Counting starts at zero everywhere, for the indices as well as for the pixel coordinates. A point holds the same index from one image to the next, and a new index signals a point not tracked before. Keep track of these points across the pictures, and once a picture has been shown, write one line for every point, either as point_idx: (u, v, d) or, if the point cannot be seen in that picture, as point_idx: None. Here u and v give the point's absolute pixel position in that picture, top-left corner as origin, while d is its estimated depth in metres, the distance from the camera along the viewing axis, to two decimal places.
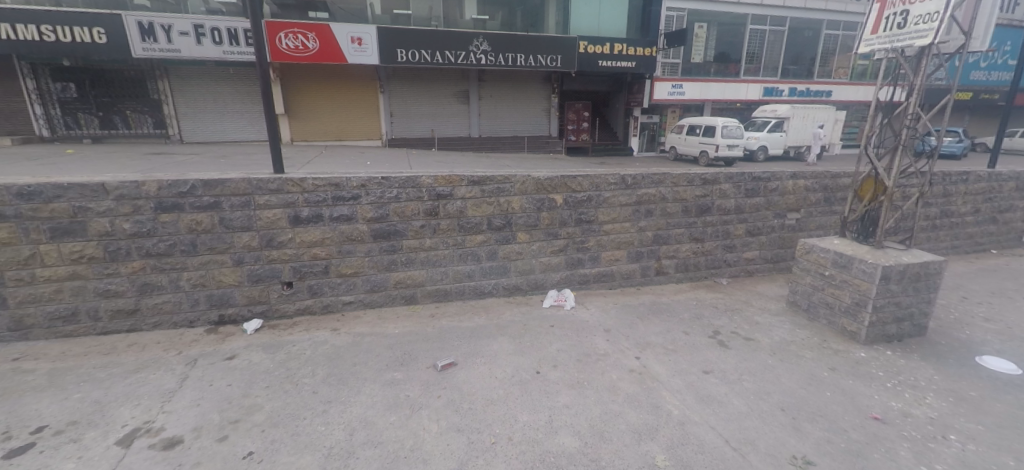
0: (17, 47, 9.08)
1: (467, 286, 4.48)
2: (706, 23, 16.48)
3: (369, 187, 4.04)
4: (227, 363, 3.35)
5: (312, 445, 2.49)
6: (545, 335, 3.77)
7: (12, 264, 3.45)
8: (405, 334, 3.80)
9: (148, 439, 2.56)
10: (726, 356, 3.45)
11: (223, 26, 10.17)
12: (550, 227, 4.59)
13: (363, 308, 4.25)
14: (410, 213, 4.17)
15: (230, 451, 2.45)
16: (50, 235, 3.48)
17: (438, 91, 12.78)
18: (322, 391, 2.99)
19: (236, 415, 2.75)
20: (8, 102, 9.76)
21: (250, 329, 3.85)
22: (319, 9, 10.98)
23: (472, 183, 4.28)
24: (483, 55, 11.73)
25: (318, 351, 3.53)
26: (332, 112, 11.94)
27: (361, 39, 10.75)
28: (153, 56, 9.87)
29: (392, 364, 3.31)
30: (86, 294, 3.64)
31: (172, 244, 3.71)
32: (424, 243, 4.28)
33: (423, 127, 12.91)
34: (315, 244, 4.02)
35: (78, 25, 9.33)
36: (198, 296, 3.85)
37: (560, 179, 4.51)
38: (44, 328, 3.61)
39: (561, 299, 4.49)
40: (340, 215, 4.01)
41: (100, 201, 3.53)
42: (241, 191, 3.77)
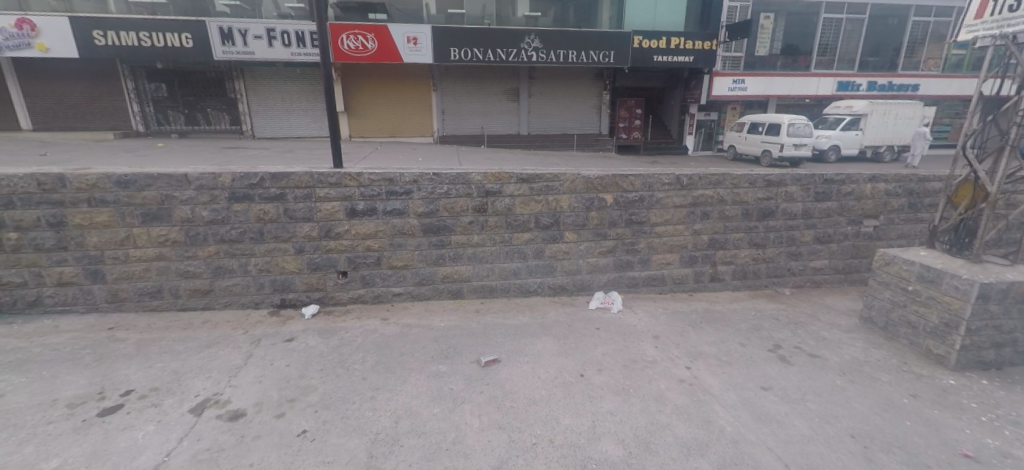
0: (119, 52, 10.12)
1: (513, 284, 4.47)
2: (774, 13, 15.51)
3: (421, 183, 4.11)
4: (286, 345, 3.55)
5: (359, 429, 2.57)
6: (590, 338, 3.68)
7: (111, 244, 3.85)
8: (450, 328, 3.85)
9: (217, 410, 2.75)
10: (787, 372, 3.20)
11: (292, 29, 10.77)
12: (599, 227, 4.48)
13: (411, 300, 4.36)
14: (459, 209, 4.22)
15: (287, 428, 2.58)
16: (142, 220, 3.84)
17: (488, 89, 12.88)
18: (371, 378, 3.09)
19: (293, 395, 2.90)
20: (111, 100, 10.92)
21: (308, 314, 4.06)
22: (378, 11, 11.42)
23: (521, 181, 4.25)
24: (535, 52, 11.64)
25: (369, 339, 3.66)
26: (387, 110, 12.35)
27: (416, 38, 11.03)
28: (231, 58, 10.63)
29: (437, 357, 3.37)
30: (169, 274, 3.98)
31: (243, 232, 3.98)
32: (472, 239, 4.31)
33: (474, 124, 13.07)
34: (368, 236, 4.16)
35: (169, 31, 10.24)
36: (263, 281, 4.11)
37: (611, 177, 4.38)
38: (134, 302, 3.99)
39: (607, 301, 4.38)
40: (393, 209, 4.13)
41: (182, 190, 3.84)
42: (304, 184, 3.97)
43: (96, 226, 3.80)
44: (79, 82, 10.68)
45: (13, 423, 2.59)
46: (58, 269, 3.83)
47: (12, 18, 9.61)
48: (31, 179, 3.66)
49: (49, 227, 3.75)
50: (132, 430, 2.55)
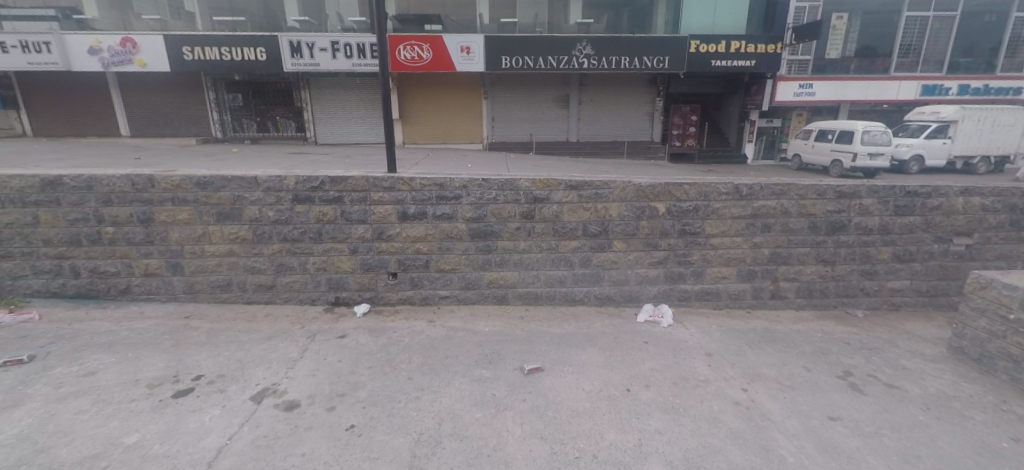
0: (203, 65, 11.11)
1: (558, 292, 4.42)
2: (848, 12, 14.60)
3: (470, 188, 4.17)
4: (339, 341, 3.70)
5: (404, 428, 2.62)
6: (638, 352, 3.55)
7: (189, 240, 4.20)
8: (494, 333, 3.85)
9: (274, 399, 2.91)
10: (859, 402, 2.93)
11: (354, 42, 11.30)
12: (650, 236, 4.33)
13: (457, 304, 4.41)
14: (507, 215, 4.23)
15: (337, 422, 2.68)
16: (216, 218, 4.16)
17: (538, 96, 12.93)
18: (416, 378, 3.15)
19: (343, 390, 3.01)
20: (195, 109, 12.03)
21: (360, 312, 4.22)
22: (434, 22, 11.81)
23: (569, 187, 4.20)
24: (587, 58, 11.54)
25: (416, 339, 3.74)
26: (439, 117, 12.71)
27: (469, 48, 11.30)
28: (299, 70, 11.37)
29: (480, 361, 3.38)
30: (238, 269, 4.28)
31: (304, 232, 4.21)
32: (519, 245, 4.31)
33: (522, 131, 13.16)
34: (418, 239, 4.27)
35: (245, 45, 11.10)
36: (320, 279, 4.32)
37: (664, 186, 4.23)
38: (207, 293, 4.32)
39: (657, 315, 4.22)
40: (442, 214, 4.21)
41: (253, 191, 4.13)
42: (360, 188, 4.15)
43: (178, 223, 4.16)
44: (170, 93, 11.88)
45: (102, 398, 2.87)
46: (144, 261, 4.23)
47: (117, 37, 10.83)
48: (126, 180, 4.08)
49: (140, 223, 4.15)
50: (200, 413, 2.74)
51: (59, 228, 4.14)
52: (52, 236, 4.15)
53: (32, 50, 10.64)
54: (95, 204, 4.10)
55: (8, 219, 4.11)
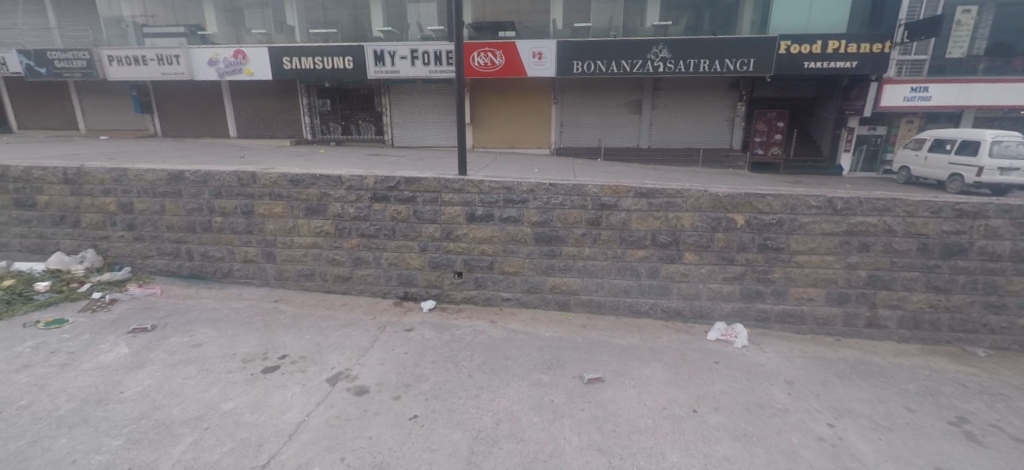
0: (299, 73, 12.22)
1: (622, 302, 4.29)
2: (976, 6, 12.91)
3: (537, 192, 4.19)
4: (406, 334, 3.89)
5: (463, 423, 2.69)
6: (707, 372, 3.34)
7: (282, 231, 4.64)
8: (554, 339, 3.83)
9: (347, 383, 3.11)
10: (976, 455, 2.53)
11: (433, 49, 11.70)
12: (725, 250, 4.07)
13: (518, 306, 4.45)
14: (573, 220, 4.20)
15: (401, 411, 2.81)
16: (305, 213, 4.56)
17: (609, 101, 12.69)
18: (477, 376, 3.22)
19: (408, 380, 3.15)
20: (291, 113, 13.32)
21: (426, 308, 4.40)
22: (508, 29, 12.10)
23: (639, 195, 4.08)
24: (663, 62, 11.13)
25: (478, 338, 3.82)
26: (509, 122, 12.95)
27: (541, 53, 11.39)
28: (381, 77, 12.09)
29: (540, 366, 3.37)
30: (321, 260, 4.64)
31: (379, 228, 4.48)
32: (583, 252, 4.25)
33: (591, 137, 12.99)
34: (484, 240, 4.37)
35: (336, 55, 12.04)
36: (391, 274, 4.56)
37: (744, 196, 3.96)
38: (294, 281, 4.73)
39: (730, 334, 3.95)
40: (508, 216, 4.28)
41: (337, 189, 4.46)
42: (432, 189, 4.33)
43: (273, 216, 4.61)
44: (271, 99, 13.27)
45: (206, 367, 3.25)
46: (244, 248, 4.73)
47: (231, 50, 12.27)
48: (234, 176, 4.59)
49: (242, 215, 4.65)
50: (283, 389, 3.01)
51: (179, 216, 4.76)
52: (174, 222, 4.78)
53: (166, 62, 12.49)
54: (208, 196, 4.67)
55: (141, 207, 4.80)
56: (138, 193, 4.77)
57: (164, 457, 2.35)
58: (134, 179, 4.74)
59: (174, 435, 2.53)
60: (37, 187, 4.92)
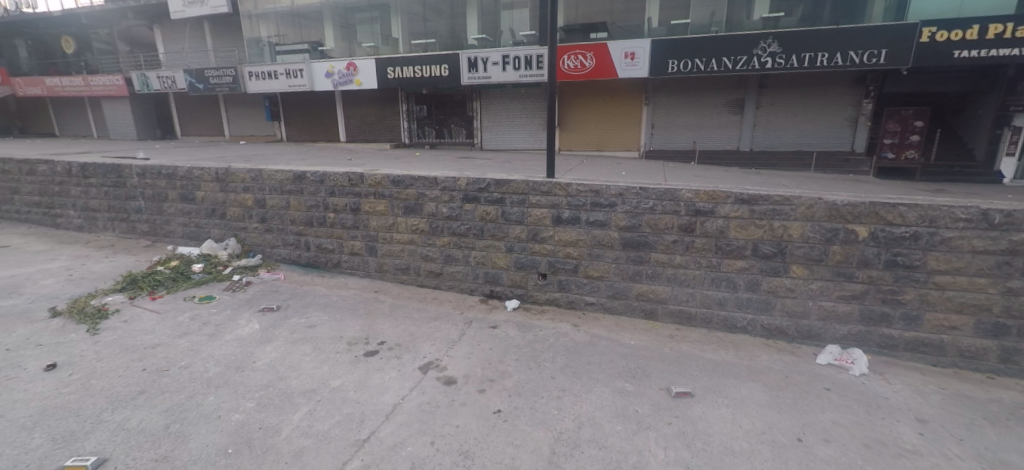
0: (400, 82, 13.22)
1: (715, 316, 4.03)
2: None
3: (626, 196, 4.09)
4: (491, 331, 4.02)
5: (545, 423, 2.72)
6: (815, 399, 3.01)
7: (383, 228, 5.06)
8: (640, 348, 3.71)
9: (436, 372, 3.32)
10: None
11: (523, 54, 11.85)
12: (842, 265, 3.63)
13: (602, 312, 4.38)
14: (663, 226, 4.03)
15: (485, 404, 2.92)
16: (403, 211, 4.93)
17: (706, 101, 11.94)
18: (558, 378, 3.24)
19: (492, 376, 3.26)
20: (392, 119, 14.50)
21: (510, 307, 4.53)
22: (600, 30, 12.06)
23: (740, 202, 3.80)
24: (770, 57, 10.19)
25: (560, 340, 3.84)
26: (596, 125, 12.93)
27: (634, 53, 11.14)
28: (473, 83, 12.57)
29: (624, 374, 3.29)
30: (415, 256, 4.98)
31: (469, 228, 4.69)
32: (674, 259, 4.06)
33: (684, 139, 12.34)
34: (570, 243, 4.37)
35: (433, 64, 12.80)
36: (478, 272, 4.76)
37: (869, 205, 3.50)
38: (392, 274, 5.14)
39: (845, 360, 3.51)
40: (595, 220, 4.23)
41: (433, 189, 4.75)
42: (520, 191, 4.43)
43: (377, 213, 5.04)
44: (376, 106, 14.62)
45: (319, 346, 3.66)
46: (351, 242, 5.24)
47: (344, 62, 13.67)
48: (345, 177, 5.11)
49: (351, 211, 5.16)
50: (382, 372, 3.29)
51: (301, 212, 5.41)
52: (296, 217, 5.45)
53: (293, 76, 14.29)
54: (324, 194, 5.24)
55: (272, 203, 5.53)
56: (269, 190, 5.51)
57: (285, 422, 2.70)
58: (267, 179, 5.49)
59: (293, 404, 2.89)
60: (197, 184, 5.91)
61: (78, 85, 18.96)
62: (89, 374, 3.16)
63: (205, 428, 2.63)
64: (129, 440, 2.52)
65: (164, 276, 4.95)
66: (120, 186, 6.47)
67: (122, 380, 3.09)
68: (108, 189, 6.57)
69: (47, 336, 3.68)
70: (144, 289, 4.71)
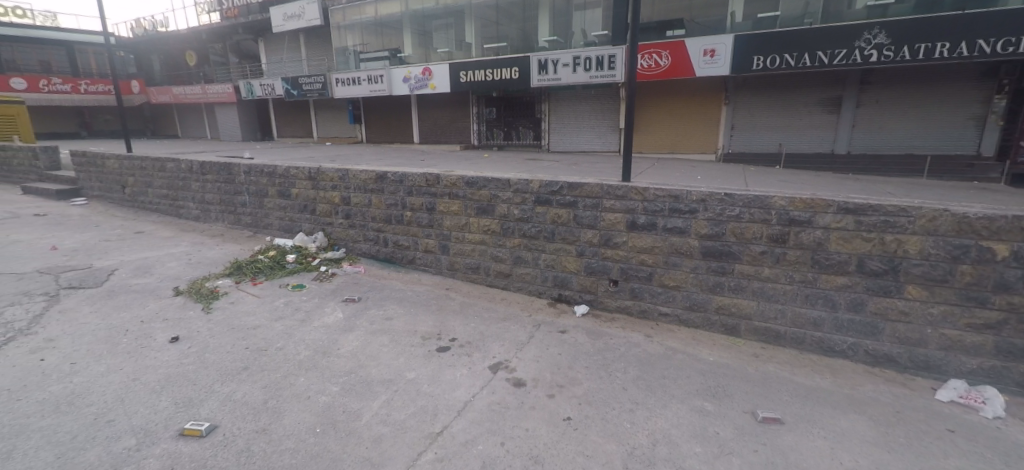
0: (473, 85, 13.58)
1: (809, 336, 3.67)
2: None
3: (709, 202, 3.84)
4: (560, 336, 3.98)
5: (616, 436, 2.63)
6: (934, 440, 2.63)
7: (456, 227, 5.21)
8: (720, 366, 3.47)
9: (506, 372, 3.34)
10: None
11: (594, 55, 11.64)
12: (972, 288, 3.15)
13: (677, 324, 4.17)
14: (750, 236, 3.74)
15: (555, 410, 2.88)
16: (476, 212, 5.03)
17: (796, 100, 10.97)
18: (631, 390, 3.12)
19: (562, 382, 3.22)
20: (464, 121, 14.96)
21: (579, 312, 4.45)
22: (677, 27, 11.55)
23: (844, 211, 3.42)
24: (877, 49, 9.09)
25: (632, 351, 3.71)
26: (670, 127, 12.50)
27: (714, 50, 10.57)
28: (543, 84, 12.54)
29: (702, 392, 3.10)
30: (486, 256, 5.07)
31: (540, 230, 4.67)
32: (761, 272, 3.76)
33: (767, 141, 11.46)
34: (644, 250, 4.20)
35: (504, 67, 12.97)
36: (547, 274, 4.73)
37: (1011, 220, 2.99)
38: (462, 272, 5.27)
39: (972, 398, 3.04)
40: (673, 227, 4.02)
41: (506, 191, 4.79)
42: (594, 194, 4.33)
43: (451, 213, 5.19)
44: (449, 109, 15.17)
45: (395, 339, 3.84)
46: (426, 240, 5.45)
47: (421, 68, 14.40)
48: (422, 177, 5.31)
49: (426, 211, 5.36)
50: (453, 369, 3.38)
51: (381, 209, 5.72)
52: (377, 214, 5.77)
53: (374, 81, 15.33)
54: (402, 194, 5.50)
55: (356, 201, 5.90)
56: (354, 189, 5.88)
57: (366, 409, 2.85)
58: (352, 179, 5.86)
59: (373, 392, 3.05)
60: (292, 182, 6.46)
61: (197, 93, 21.66)
62: (203, 348, 3.56)
63: (298, 406, 2.85)
64: (235, 410, 2.80)
65: (263, 264, 5.47)
66: (229, 183, 7.25)
67: (229, 356, 3.45)
68: (220, 184, 7.40)
69: (171, 312, 4.22)
70: (247, 275, 5.23)
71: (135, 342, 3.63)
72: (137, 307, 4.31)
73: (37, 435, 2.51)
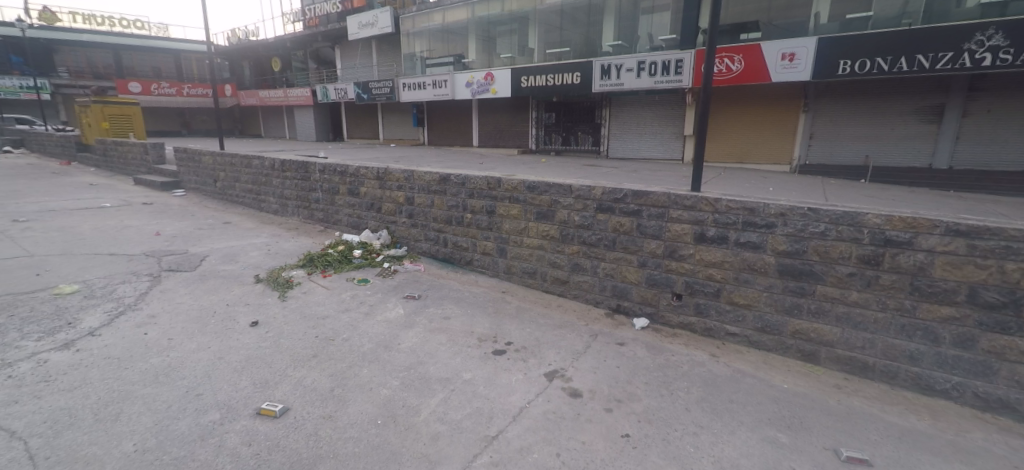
0: (534, 90, 13.67)
1: (903, 370, 3.30)
2: None
3: (789, 217, 3.56)
4: (618, 348, 3.86)
5: (679, 460, 2.49)
6: None
7: (515, 231, 5.22)
8: (796, 395, 3.20)
9: (562, 382, 3.28)
10: None
11: (660, 59, 11.27)
12: None
13: (746, 345, 3.90)
14: (836, 255, 3.43)
15: (613, 426, 2.78)
16: (536, 217, 5.00)
17: (888, 108, 9.95)
18: (695, 412, 2.95)
19: (620, 396, 3.11)
20: (523, 126, 15.09)
21: (638, 325, 4.29)
22: (751, 30, 11.09)
23: (953, 233, 3.04)
24: (990, 53, 8.03)
25: (696, 370, 3.52)
26: (740, 136, 11.91)
27: (794, 54, 9.89)
28: (605, 90, 12.32)
29: (774, 421, 2.87)
30: (544, 261, 5.04)
31: (601, 238, 4.56)
32: (848, 295, 3.43)
33: (851, 152, 10.50)
34: (713, 264, 3.98)
35: (567, 72, 12.91)
36: (606, 284, 4.61)
37: None
38: (519, 276, 5.27)
39: None
40: (746, 241, 3.77)
41: (567, 197, 4.73)
42: (660, 203, 4.15)
43: (510, 217, 5.21)
44: (510, 114, 15.34)
45: (452, 338, 3.90)
46: (484, 242, 5.52)
47: (483, 73, 14.69)
48: (484, 180, 5.37)
49: (486, 214, 5.42)
50: (509, 373, 3.37)
51: (442, 210, 5.85)
52: (438, 215, 5.92)
53: (438, 86, 15.87)
54: (464, 196, 5.60)
55: (419, 201, 6.09)
56: (418, 189, 6.07)
57: (425, 405, 2.92)
58: (417, 179, 6.06)
59: (431, 389, 3.11)
60: (361, 181, 6.79)
61: (280, 96, 23.51)
62: (278, 333, 3.82)
63: (361, 396, 2.98)
64: (305, 395, 2.96)
65: (332, 258, 5.79)
66: (305, 180, 7.77)
67: (301, 343, 3.67)
68: (297, 181, 7.94)
69: (251, 298, 4.58)
70: (318, 268, 5.57)
71: (222, 323, 3.96)
72: (224, 291, 4.72)
73: (140, 401, 2.81)
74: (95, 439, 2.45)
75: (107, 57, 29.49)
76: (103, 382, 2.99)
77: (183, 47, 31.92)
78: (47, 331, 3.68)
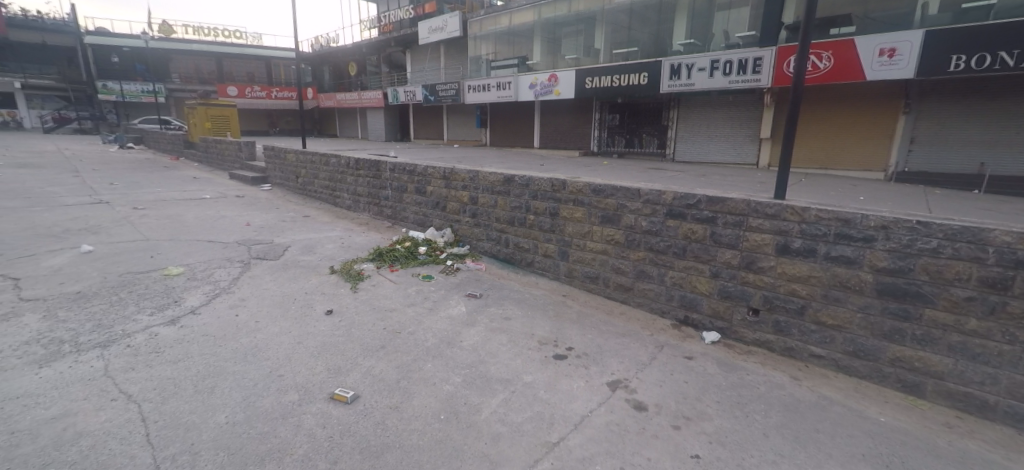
0: (599, 91, 13.45)
1: None
2: None
3: (892, 230, 3.19)
4: (687, 362, 3.66)
5: None
6: None
7: (578, 234, 5.13)
8: (894, 430, 2.85)
9: (625, 393, 3.16)
10: None
11: (737, 58, 10.60)
12: None
13: (833, 370, 3.55)
14: (951, 276, 3.01)
15: (680, 445, 2.63)
16: (601, 220, 4.88)
17: (1013, 109, 8.61)
18: (773, 438, 2.71)
19: (689, 413, 2.94)
20: (585, 127, 14.94)
21: (707, 339, 4.04)
22: (843, 24, 10.28)
23: None
24: None
25: (774, 392, 3.24)
26: (825, 140, 10.96)
27: (894, 50, 8.89)
28: (674, 90, 11.80)
29: (869, 458, 2.57)
30: (607, 266, 4.90)
31: (670, 245, 4.36)
32: (964, 323, 3.00)
33: (962, 159, 9.25)
34: (797, 279, 3.65)
35: (633, 72, 12.53)
36: (673, 294, 4.40)
37: None
38: (580, 280, 5.18)
39: None
40: (839, 255, 3.43)
41: (634, 200, 4.57)
42: (738, 211, 3.88)
43: (573, 219, 5.13)
44: (573, 115, 15.20)
45: (514, 340, 3.89)
46: (546, 244, 5.48)
47: (547, 74, 14.66)
48: (548, 182, 5.33)
49: (549, 216, 5.38)
50: (571, 379, 3.30)
51: (505, 210, 5.89)
52: (500, 215, 5.96)
53: (502, 88, 16.07)
54: (527, 197, 5.58)
55: (482, 200, 6.17)
56: (482, 189, 6.15)
57: (486, 404, 2.93)
58: (481, 180, 6.14)
59: (492, 389, 3.12)
60: (428, 180, 7.02)
61: (354, 98, 25.00)
62: (350, 323, 4.02)
63: (425, 390, 3.05)
64: (373, 384, 3.09)
65: (398, 253, 6.03)
66: (376, 178, 8.17)
67: (370, 334, 3.84)
68: (369, 179, 8.37)
69: (326, 288, 4.87)
70: (385, 262, 5.83)
71: (301, 310, 4.25)
72: (302, 280, 5.06)
73: (232, 377, 3.07)
74: (195, 408, 2.71)
75: (211, 64, 32.94)
76: (202, 357, 3.31)
77: (273, 53, 34.91)
78: (158, 307, 4.15)
